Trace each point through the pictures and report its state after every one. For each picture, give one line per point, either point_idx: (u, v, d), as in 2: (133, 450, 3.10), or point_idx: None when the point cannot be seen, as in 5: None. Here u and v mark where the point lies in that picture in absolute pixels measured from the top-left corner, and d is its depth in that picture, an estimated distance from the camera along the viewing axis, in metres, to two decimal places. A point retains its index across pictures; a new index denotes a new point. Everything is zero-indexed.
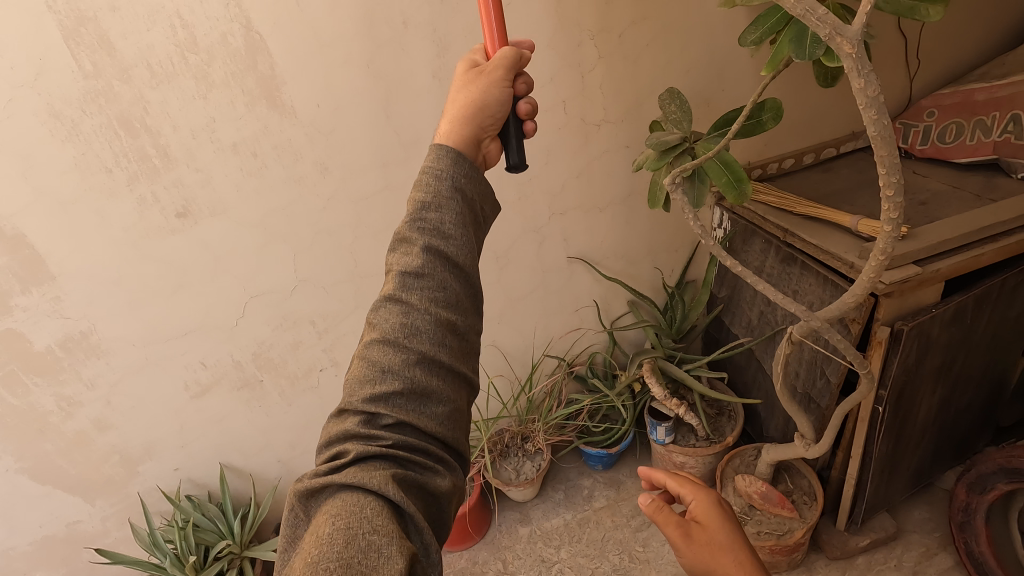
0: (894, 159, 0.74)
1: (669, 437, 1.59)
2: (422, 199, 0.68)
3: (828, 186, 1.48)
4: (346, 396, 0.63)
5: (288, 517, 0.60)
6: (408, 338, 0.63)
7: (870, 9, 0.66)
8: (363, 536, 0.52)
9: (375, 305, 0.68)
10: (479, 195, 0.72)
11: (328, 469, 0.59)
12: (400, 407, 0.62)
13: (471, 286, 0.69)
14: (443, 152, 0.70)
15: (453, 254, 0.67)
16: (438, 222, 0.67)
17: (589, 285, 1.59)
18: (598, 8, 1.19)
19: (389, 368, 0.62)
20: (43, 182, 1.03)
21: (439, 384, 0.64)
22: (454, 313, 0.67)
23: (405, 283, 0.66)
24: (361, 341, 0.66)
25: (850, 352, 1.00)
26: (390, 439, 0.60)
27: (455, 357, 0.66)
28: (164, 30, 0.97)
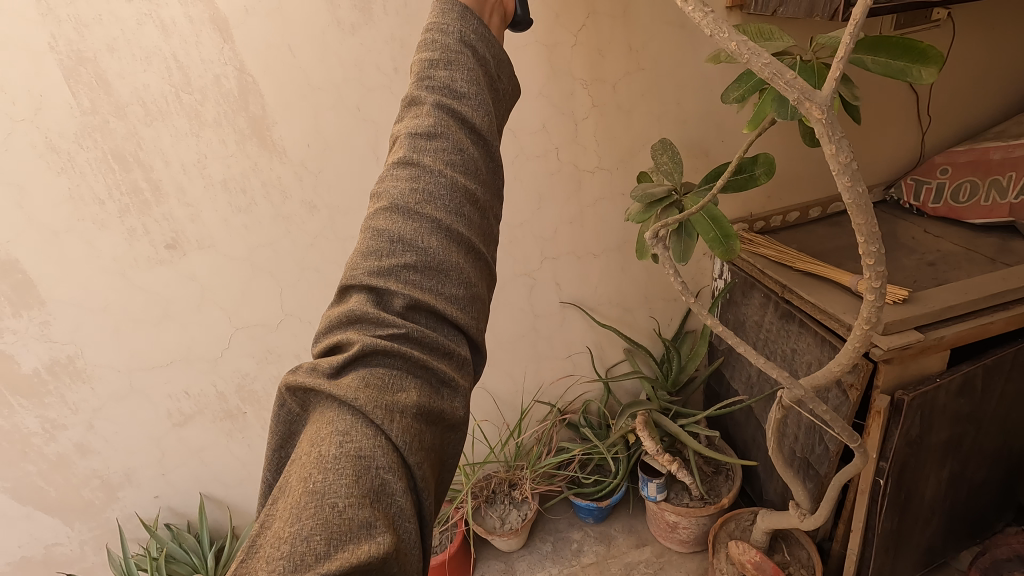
0: (873, 228, 0.70)
1: (661, 494, 1.51)
2: (429, 56, 0.61)
3: (832, 242, 1.43)
4: (350, 271, 0.56)
5: (283, 406, 0.55)
6: (421, 205, 0.56)
7: (840, 75, 0.64)
8: (376, 473, 0.47)
9: (382, 174, 0.61)
10: (495, 58, 0.65)
11: (328, 368, 0.52)
12: (413, 284, 0.54)
13: (490, 154, 0.62)
14: (449, 8, 0.63)
15: (468, 114, 0.60)
16: (447, 81, 0.60)
17: (582, 332, 1.55)
18: (591, 58, 1.19)
19: (400, 239, 0.55)
20: (37, 210, 1.07)
21: (457, 260, 0.57)
22: (473, 179, 0.59)
23: (417, 145, 0.59)
24: (368, 212, 0.59)
25: (837, 424, 0.94)
26: (403, 327, 0.53)
27: (474, 230, 0.59)
28: (159, 71, 1.00)
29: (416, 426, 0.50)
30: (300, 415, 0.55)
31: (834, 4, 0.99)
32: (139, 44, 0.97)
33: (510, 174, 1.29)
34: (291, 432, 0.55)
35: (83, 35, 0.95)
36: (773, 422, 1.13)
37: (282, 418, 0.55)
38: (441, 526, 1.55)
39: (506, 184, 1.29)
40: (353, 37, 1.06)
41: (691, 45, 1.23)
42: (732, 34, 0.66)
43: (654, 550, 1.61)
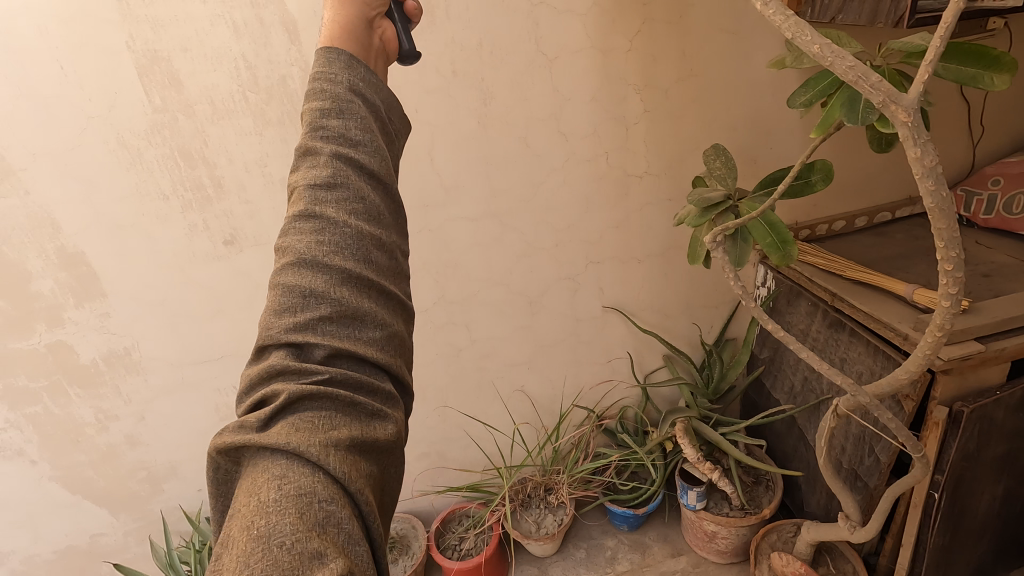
0: (954, 233, 0.69)
1: (700, 503, 1.50)
2: (320, 105, 0.57)
3: (882, 251, 1.41)
4: (265, 330, 0.53)
5: (215, 467, 0.50)
6: (331, 256, 0.53)
7: (928, 78, 0.64)
8: (319, 506, 0.44)
9: (284, 228, 0.56)
10: (386, 104, 0.62)
11: (256, 422, 0.49)
12: (331, 335, 0.52)
13: (391, 199, 0.59)
14: (333, 57, 0.59)
15: (367, 163, 0.57)
16: (341, 131, 0.57)
17: (622, 337, 1.55)
18: (645, 63, 1.20)
19: (313, 293, 0.52)
20: (104, 205, 1.10)
21: (372, 306, 0.55)
22: (377, 226, 0.57)
23: (317, 198, 0.55)
24: (274, 268, 0.55)
25: (901, 433, 0.92)
26: (326, 373, 0.50)
27: (384, 275, 0.57)
28: (229, 71, 1.03)
29: (352, 458, 0.48)
30: (235, 472, 0.51)
31: (898, 10, 0.98)
32: (211, 44, 1.00)
33: (559, 178, 1.29)
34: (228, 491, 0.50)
35: (159, 35, 0.98)
36: (826, 430, 1.12)
37: (216, 478, 0.51)
38: (477, 529, 1.55)
39: (554, 187, 1.30)
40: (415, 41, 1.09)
41: (746, 51, 1.23)
42: (815, 36, 0.66)
43: (690, 559, 1.59)
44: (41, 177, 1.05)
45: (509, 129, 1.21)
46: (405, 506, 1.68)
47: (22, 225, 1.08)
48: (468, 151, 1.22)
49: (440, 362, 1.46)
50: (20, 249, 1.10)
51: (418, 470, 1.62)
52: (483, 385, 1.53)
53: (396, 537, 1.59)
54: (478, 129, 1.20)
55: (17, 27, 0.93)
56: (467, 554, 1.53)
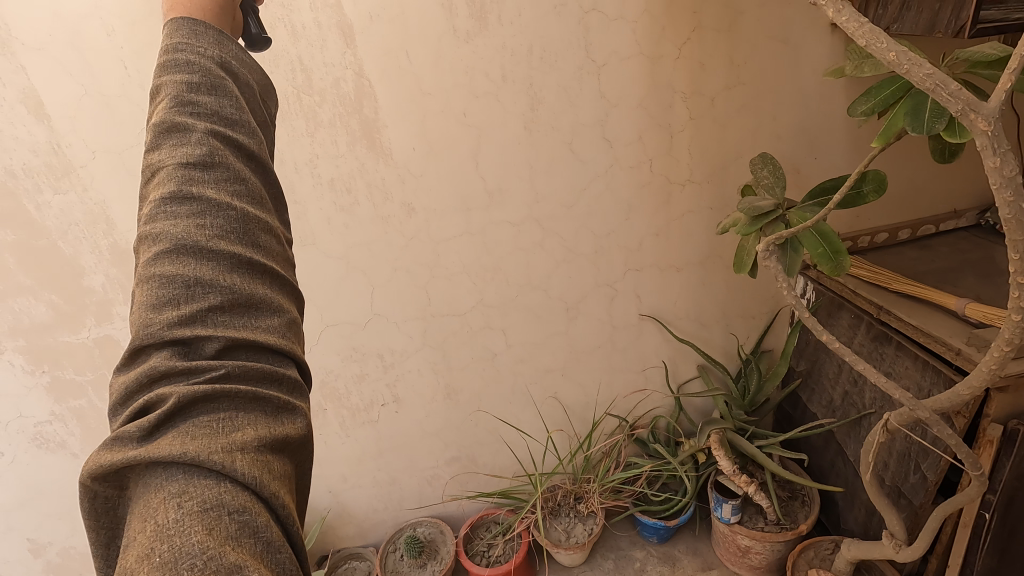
0: None
1: (735, 516, 1.47)
2: (184, 79, 0.54)
3: (928, 264, 1.39)
4: (139, 328, 0.48)
5: (93, 496, 0.45)
6: (216, 240, 0.51)
7: (1011, 87, 0.63)
8: (230, 518, 0.41)
9: (149, 216, 0.52)
10: (257, 87, 0.62)
11: (136, 433, 0.44)
12: (220, 326, 0.49)
13: (266, 178, 0.59)
14: (191, 30, 0.57)
15: (243, 142, 0.56)
16: (212, 108, 0.55)
17: (657, 346, 1.54)
18: (692, 71, 1.20)
19: (198, 282, 0.49)
20: None
21: (265, 292, 0.53)
22: (258, 208, 0.56)
23: (191, 178, 0.52)
24: (144, 260, 0.50)
25: (960, 450, 0.90)
26: (222, 367, 0.47)
27: (274, 260, 0.56)
28: (286, 73, 1.04)
29: (263, 460, 0.45)
30: (122, 496, 0.46)
31: (960, 19, 0.96)
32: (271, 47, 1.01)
33: (600, 185, 1.29)
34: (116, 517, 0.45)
35: None
36: (874, 445, 1.09)
37: (97, 507, 0.45)
38: (505, 536, 1.54)
39: (596, 194, 1.30)
40: (468, 46, 1.10)
41: (796, 61, 1.23)
42: (891, 44, 0.66)
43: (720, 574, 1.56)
44: (100, 174, 1.07)
45: (555, 134, 1.22)
46: (432, 511, 1.67)
47: (79, 219, 1.10)
48: (513, 155, 1.22)
49: (476, 366, 1.46)
50: (74, 244, 1.12)
51: (449, 474, 1.61)
52: (517, 390, 1.52)
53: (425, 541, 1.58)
54: (523, 134, 1.21)
55: (87, 28, 0.96)
56: (495, 560, 1.52)
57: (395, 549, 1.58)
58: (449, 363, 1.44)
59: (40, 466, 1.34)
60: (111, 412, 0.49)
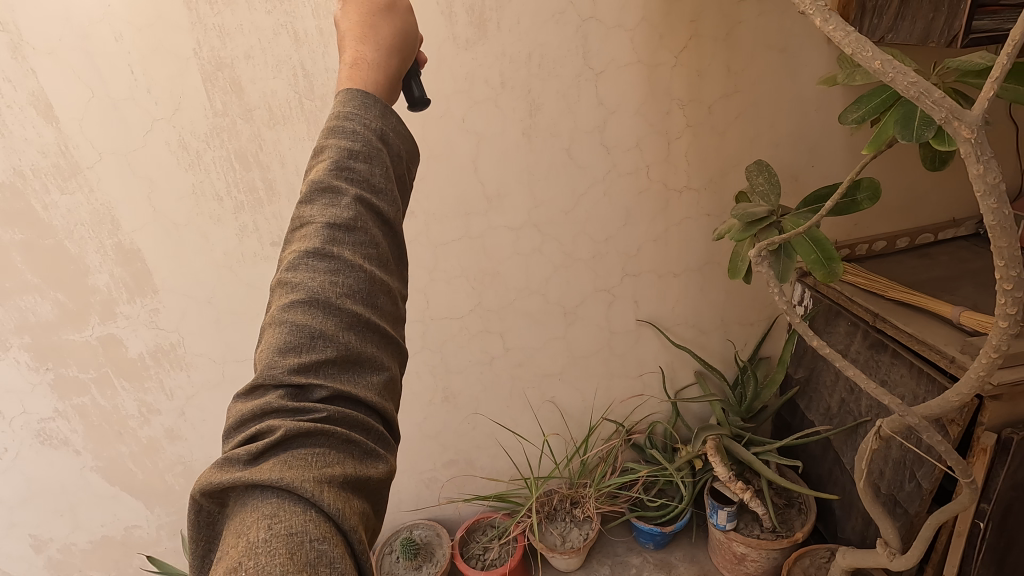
0: (1015, 251, 0.68)
1: (730, 523, 1.47)
2: (347, 147, 0.56)
3: (925, 273, 1.39)
4: (264, 366, 0.50)
5: (198, 508, 0.48)
6: (341, 298, 0.53)
7: (994, 94, 0.64)
8: (310, 546, 0.42)
9: (289, 262, 0.55)
10: (410, 156, 0.63)
11: (244, 456, 0.47)
12: (333, 378, 0.51)
13: (397, 243, 0.60)
14: (363, 101, 0.59)
15: (384, 210, 0.57)
16: (365, 176, 0.57)
17: (655, 352, 1.54)
18: (690, 80, 1.21)
19: (321, 334, 0.51)
20: (163, 205, 1.14)
21: (374, 351, 0.54)
22: (384, 272, 0.57)
23: (333, 237, 0.54)
24: (278, 302, 0.53)
25: (951, 457, 0.90)
26: (326, 411, 0.49)
27: (388, 321, 0.57)
28: (288, 78, 1.06)
29: (345, 495, 0.47)
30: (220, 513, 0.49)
31: (952, 29, 0.98)
32: (273, 52, 1.04)
33: (600, 191, 1.31)
34: (215, 531, 0.48)
35: (225, 42, 1.02)
36: (868, 451, 1.09)
37: (199, 519, 0.48)
38: (501, 539, 1.54)
39: (595, 200, 1.31)
40: (468, 52, 1.12)
41: (794, 69, 1.24)
42: (876, 52, 0.67)
43: None
44: (106, 175, 1.10)
45: (554, 141, 1.23)
46: (430, 513, 1.68)
47: (84, 219, 1.13)
48: (513, 161, 1.24)
49: (473, 369, 1.47)
50: (80, 244, 1.15)
51: (446, 477, 1.62)
52: (514, 395, 1.53)
53: (421, 544, 1.59)
54: (522, 140, 1.22)
55: (96, 32, 0.99)
56: (491, 564, 1.52)
57: (391, 551, 1.59)
58: (447, 366, 1.46)
59: (43, 462, 1.36)
60: (226, 431, 0.52)
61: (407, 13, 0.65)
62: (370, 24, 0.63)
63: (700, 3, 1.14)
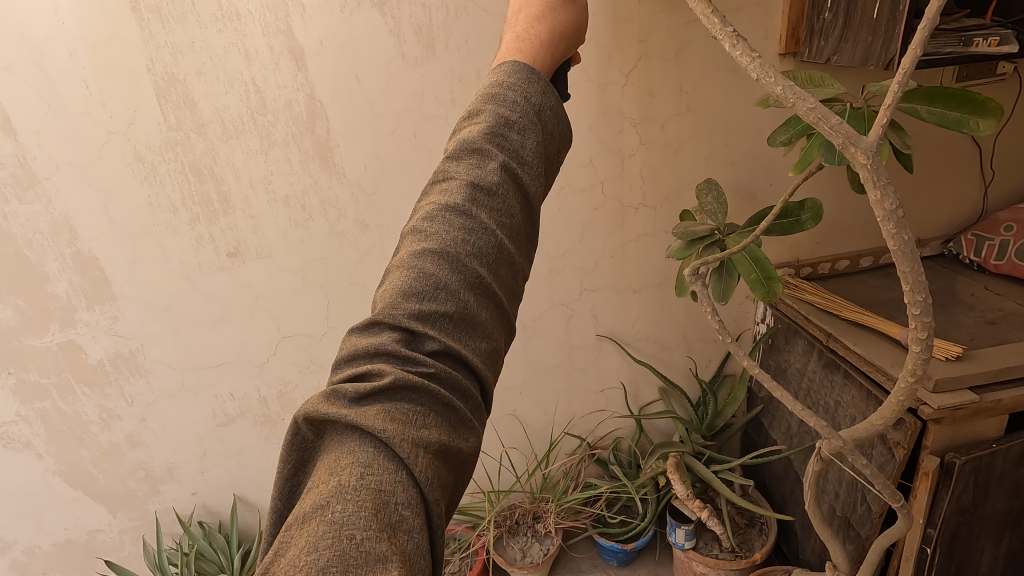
0: (919, 277, 0.68)
1: (689, 542, 1.46)
2: (506, 115, 0.58)
3: (884, 293, 1.39)
4: (386, 306, 0.52)
5: (294, 432, 0.50)
6: (468, 256, 0.54)
7: (888, 122, 0.64)
8: (393, 508, 0.44)
9: (426, 213, 0.56)
10: (561, 138, 0.63)
11: (352, 394, 0.48)
12: (447, 332, 0.52)
13: (531, 221, 0.60)
14: (527, 76, 0.61)
15: (527, 182, 0.58)
16: (516, 145, 0.58)
17: (617, 366, 1.54)
18: (642, 98, 1.23)
19: (444, 286, 0.52)
20: (119, 215, 1.17)
21: (489, 317, 0.54)
22: (513, 243, 0.57)
23: (473, 197, 0.55)
24: (408, 248, 0.55)
25: (881, 482, 0.89)
26: (433, 368, 0.50)
27: (505, 292, 0.57)
28: (240, 94, 1.09)
29: (435, 464, 0.47)
30: (313, 442, 0.50)
31: (889, 53, 0.99)
32: (225, 69, 1.07)
33: (554, 207, 1.32)
34: (304, 456, 0.50)
35: (177, 60, 1.05)
36: (811, 475, 1.08)
37: (293, 443, 0.50)
38: (462, 552, 1.54)
39: (550, 215, 1.33)
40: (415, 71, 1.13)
41: (743, 88, 1.25)
42: (778, 78, 0.68)
43: None
44: (64, 186, 1.13)
45: None
46: None
47: (43, 228, 1.16)
48: None
49: None
50: (39, 252, 1.18)
51: None
52: None
53: None
54: None
55: (51, 50, 1.02)
56: None
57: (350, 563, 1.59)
58: None
59: (6, 464, 1.39)
60: (335, 362, 0.54)
61: (581, 7, 0.69)
62: (550, 5, 0.67)
63: (648, 24, 1.16)
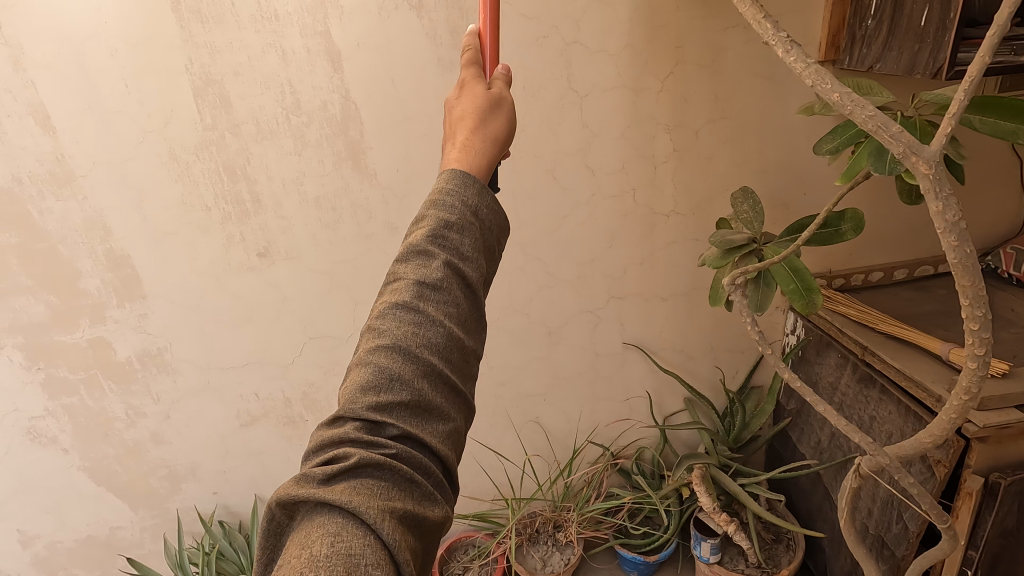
0: (980, 291, 0.66)
1: (715, 556, 1.43)
2: (444, 217, 0.57)
3: (920, 306, 1.35)
4: (345, 401, 0.52)
5: (269, 518, 0.49)
6: (422, 348, 0.53)
7: (952, 131, 0.62)
8: (363, 571, 0.43)
9: (379, 312, 0.56)
10: (500, 232, 0.62)
11: (319, 475, 0.48)
12: (405, 418, 0.52)
13: (480, 309, 0.59)
14: (463, 179, 0.59)
15: (472, 278, 0.57)
16: (457, 244, 0.57)
17: (641, 376, 1.52)
18: (675, 104, 1.21)
19: (399, 377, 0.52)
20: (152, 214, 1.17)
21: (445, 402, 0.54)
22: (465, 331, 0.57)
23: (420, 294, 0.55)
24: (365, 345, 0.55)
25: (928, 501, 0.86)
26: (394, 448, 0.50)
27: (460, 377, 0.56)
28: (276, 95, 1.09)
29: (402, 530, 0.47)
30: (287, 526, 0.50)
31: (937, 62, 0.96)
32: (261, 70, 1.07)
33: (583, 214, 1.31)
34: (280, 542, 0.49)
35: (215, 60, 1.06)
36: (848, 490, 1.04)
37: (268, 530, 0.50)
38: (481, 560, 1.50)
39: (579, 221, 1.31)
40: None
41: (779, 97, 1.23)
42: (835, 85, 0.66)
43: None
44: (99, 183, 1.13)
45: (537, 162, 1.24)
46: None
47: (77, 225, 1.16)
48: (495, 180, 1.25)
49: None
50: (73, 248, 1.18)
51: None
52: (498, 413, 1.53)
53: None
54: (508, 160, 1.24)
55: (93, 48, 1.03)
56: None
57: None
58: None
59: (33, 460, 1.40)
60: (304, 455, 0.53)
61: (514, 107, 0.65)
62: (483, 114, 0.63)
63: (684, 30, 1.15)
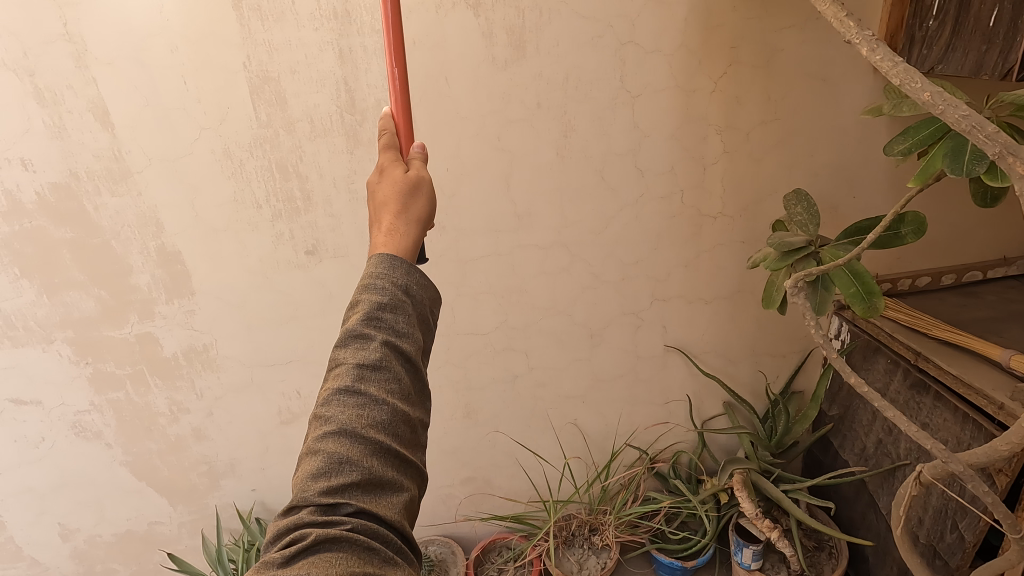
0: None
1: (756, 563, 1.40)
2: (377, 300, 0.61)
3: (973, 312, 1.32)
4: (297, 490, 0.55)
5: None
6: (368, 428, 0.57)
7: None
8: None
9: (323, 399, 0.60)
10: (431, 303, 0.67)
11: (279, 559, 0.52)
12: (358, 496, 0.56)
13: (422, 379, 0.64)
14: (392, 263, 0.64)
15: (411, 353, 0.62)
16: (392, 323, 0.61)
17: (681, 379, 1.51)
18: (727, 105, 1.20)
19: (348, 459, 0.56)
20: (204, 210, 1.18)
21: (395, 475, 0.58)
22: (408, 405, 0.61)
23: (361, 376, 0.59)
24: (313, 433, 0.58)
25: (999, 510, 0.84)
26: (350, 523, 0.53)
27: (407, 448, 0.61)
28: (331, 92, 1.10)
29: None
30: None
31: (1007, 62, 0.96)
32: (317, 67, 1.08)
33: (629, 215, 1.30)
34: None
35: (273, 57, 1.06)
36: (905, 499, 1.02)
37: None
38: (517, 562, 1.51)
39: (624, 223, 1.30)
40: (505, 73, 1.15)
41: (833, 97, 1.21)
42: (925, 84, 0.65)
43: None
44: (153, 180, 1.14)
45: (585, 162, 1.24)
46: (446, 530, 1.68)
47: (130, 221, 1.17)
48: (543, 180, 1.25)
49: (497, 387, 1.48)
50: (125, 244, 1.19)
51: (462, 494, 1.62)
52: (535, 414, 1.52)
53: (436, 560, 1.59)
54: (555, 160, 1.23)
55: (154, 45, 1.04)
56: None
57: None
58: (470, 383, 1.46)
59: (77, 453, 1.41)
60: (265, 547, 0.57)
61: (432, 187, 0.70)
62: (404, 197, 0.68)
63: (739, 30, 1.14)
